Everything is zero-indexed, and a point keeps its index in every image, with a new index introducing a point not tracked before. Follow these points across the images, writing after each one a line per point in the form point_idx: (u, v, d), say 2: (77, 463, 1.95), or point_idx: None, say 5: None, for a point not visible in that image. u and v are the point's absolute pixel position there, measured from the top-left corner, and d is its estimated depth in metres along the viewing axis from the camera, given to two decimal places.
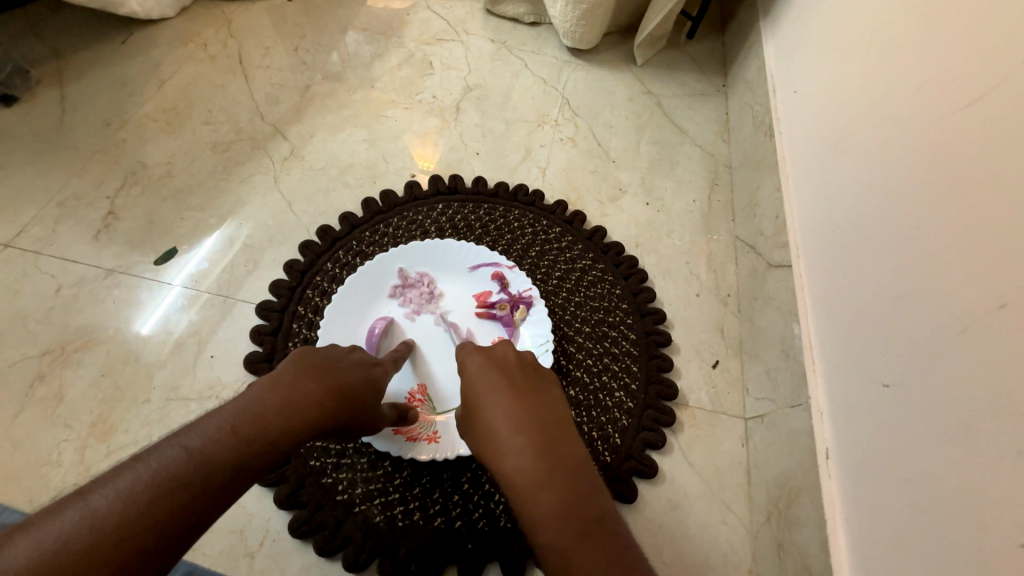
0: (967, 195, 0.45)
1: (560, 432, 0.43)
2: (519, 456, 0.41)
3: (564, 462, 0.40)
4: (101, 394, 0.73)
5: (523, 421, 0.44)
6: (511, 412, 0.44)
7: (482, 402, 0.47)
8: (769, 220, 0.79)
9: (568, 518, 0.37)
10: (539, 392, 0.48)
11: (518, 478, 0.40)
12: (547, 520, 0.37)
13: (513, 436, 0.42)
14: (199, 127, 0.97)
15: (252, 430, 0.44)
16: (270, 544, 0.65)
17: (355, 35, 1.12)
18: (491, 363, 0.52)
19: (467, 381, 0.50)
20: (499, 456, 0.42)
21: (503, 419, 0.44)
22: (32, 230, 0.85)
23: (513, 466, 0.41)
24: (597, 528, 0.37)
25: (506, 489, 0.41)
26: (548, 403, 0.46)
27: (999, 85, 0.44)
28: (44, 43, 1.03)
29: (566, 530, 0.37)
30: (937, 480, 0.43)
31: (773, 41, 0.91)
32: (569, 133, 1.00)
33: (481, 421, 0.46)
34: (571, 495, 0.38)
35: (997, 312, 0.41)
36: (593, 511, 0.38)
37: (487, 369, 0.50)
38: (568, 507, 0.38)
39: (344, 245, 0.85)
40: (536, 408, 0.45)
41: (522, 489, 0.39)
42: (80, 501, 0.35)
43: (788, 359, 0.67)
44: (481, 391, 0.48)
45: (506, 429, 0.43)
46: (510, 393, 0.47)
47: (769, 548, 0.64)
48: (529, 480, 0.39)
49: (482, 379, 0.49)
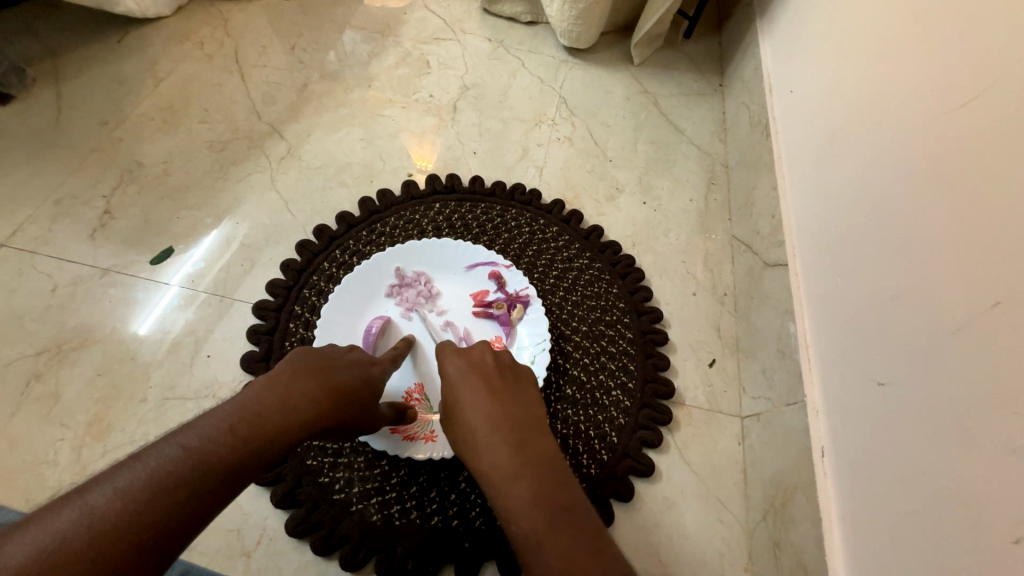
0: (964, 194, 0.45)
1: (533, 430, 0.47)
2: (495, 453, 0.44)
3: (536, 457, 0.44)
4: (98, 394, 0.73)
5: (499, 420, 0.47)
6: (488, 411, 0.48)
7: (462, 401, 0.50)
8: (765, 219, 0.80)
9: (539, 505, 0.40)
10: (515, 391, 0.51)
11: (495, 473, 0.43)
12: (521, 509, 0.41)
13: (490, 434, 0.46)
14: (196, 126, 0.97)
15: (250, 428, 0.44)
16: (267, 543, 0.65)
17: (352, 34, 1.12)
18: (472, 364, 0.54)
19: (448, 382, 0.53)
20: (477, 453, 0.46)
21: (481, 418, 0.48)
22: (29, 229, 0.84)
23: (490, 462, 0.44)
24: (567, 514, 0.40)
25: (485, 482, 0.44)
26: (523, 403, 0.50)
27: (995, 84, 0.44)
28: (40, 41, 1.03)
29: (537, 517, 0.40)
30: (933, 478, 0.43)
31: (770, 41, 0.91)
32: (566, 133, 1.00)
33: (461, 420, 0.49)
34: (543, 485, 0.42)
35: (992, 311, 0.41)
36: (564, 499, 0.41)
37: (468, 369, 0.53)
38: (540, 496, 0.41)
39: (342, 244, 0.85)
40: (512, 409, 0.49)
41: (498, 482, 0.43)
42: (78, 500, 0.35)
43: (785, 358, 0.68)
44: (461, 391, 0.51)
45: (485, 427, 0.47)
46: (488, 392, 0.50)
47: (765, 546, 0.64)
48: (504, 474, 0.43)
49: (462, 380, 0.52)
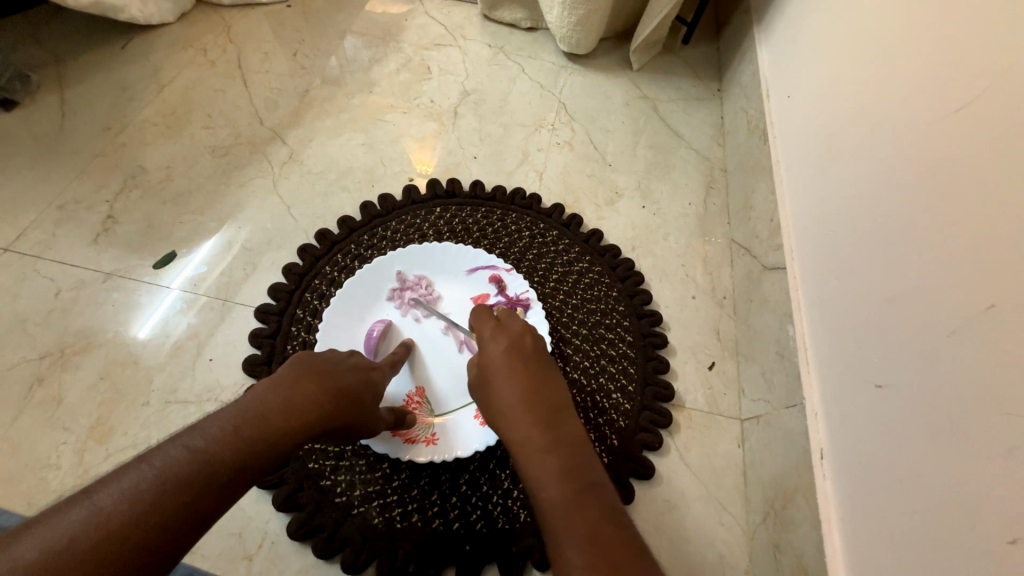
0: (959, 199, 0.45)
1: (565, 415, 0.47)
2: (529, 429, 0.45)
3: (568, 438, 0.44)
4: (101, 397, 0.74)
5: (534, 399, 0.48)
6: (523, 389, 0.49)
7: (496, 377, 0.51)
8: (763, 223, 0.80)
9: (569, 480, 0.41)
10: (547, 376, 0.51)
11: (528, 444, 0.44)
12: (549, 480, 0.41)
13: (526, 412, 0.46)
14: (198, 131, 0.97)
15: (254, 430, 0.45)
16: (269, 546, 0.65)
17: (354, 40, 1.13)
18: (511, 346, 0.54)
19: (486, 358, 0.53)
20: (513, 428, 0.46)
21: (516, 394, 0.48)
22: (33, 234, 0.85)
23: (524, 436, 0.45)
24: (593, 492, 0.40)
25: (516, 455, 0.45)
26: (555, 388, 0.50)
27: (988, 91, 0.45)
28: (44, 48, 1.03)
29: (566, 490, 0.40)
30: (931, 479, 0.43)
31: (767, 47, 0.92)
32: (566, 138, 1.01)
33: (495, 396, 0.50)
34: (573, 463, 0.42)
35: (986, 313, 0.41)
36: (591, 478, 0.41)
37: (507, 350, 0.53)
38: (568, 472, 0.41)
39: (343, 248, 0.85)
40: (546, 391, 0.49)
41: (529, 454, 0.44)
42: (86, 501, 0.36)
43: (783, 360, 0.68)
44: (498, 368, 0.51)
45: (519, 406, 0.47)
46: (523, 371, 0.50)
47: (766, 548, 0.64)
48: (536, 449, 0.43)
49: (502, 357, 0.52)
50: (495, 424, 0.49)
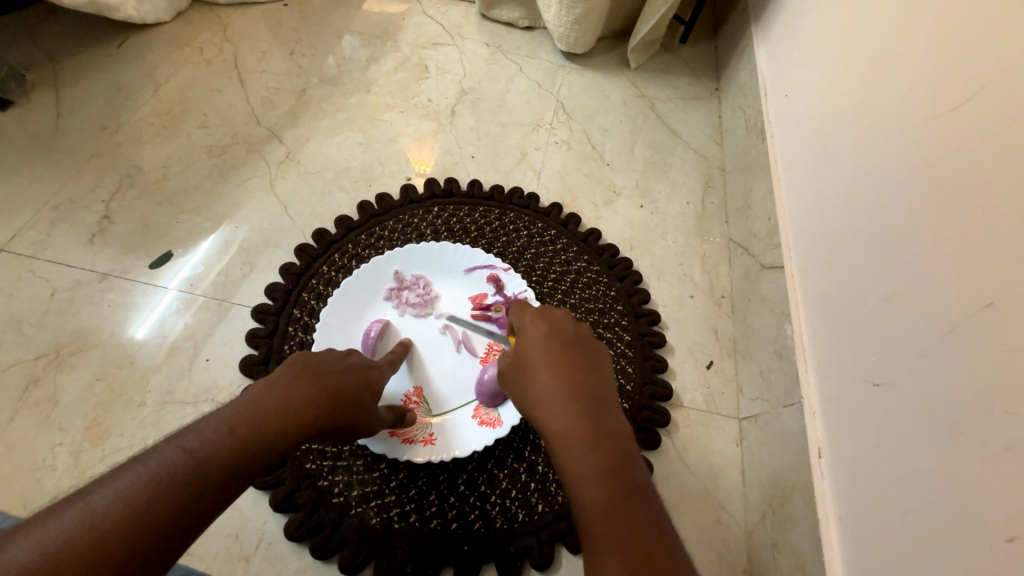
0: (956, 197, 0.45)
1: (608, 408, 0.45)
2: (571, 424, 0.43)
3: (611, 434, 0.43)
4: (96, 398, 0.73)
5: (577, 393, 0.45)
6: (565, 381, 0.46)
7: (535, 366, 0.48)
8: (761, 221, 0.80)
9: (612, 483, 0.40)
10: (589, 364, 0.49)
11: (569, 437, 0.42)
12: (588, 482, 0.40)
13: (567, 405, 0.44)
14: (195, 131, 0.97)
15: (250, 430, 0.45)
16: (266, 547, 0.65)
17: (351, 39, 1.13)
18: (550, 333, 0.51)
19: (524, 345, 0.50)
20: (551, 420, 0.44)
21: (557, 385, 0.46)
22: (28, 234, 0.85)
23: (563, 430, 0.43)
24: (636, 495, 0.39)
25: (553, 449, 0.43)
26: (599, 378, 0.48)
27: (985, 90, 0.45)
28: (39, 48, 1.03)
29: (607, 492, 0.39)
30: (931, 476, 0.43)
31: (765, 45, 0.92)
32: (564, 137, 1.01)
33: (534, 385, 0.47)
34: (615, 464, 0.41)
35: (985, 311, 0.41)
36: (633, 478, 0.40)
37: (547, 338, 0.50)
38: (610, 473, 0.40)
39: (340, 248, 0.85)
40: (589, 382, 0.46)
41: (569, 451, 0.42)
42: (79, 502, 0.35)
43: (782, 359, 0.68)
44: (537, 357, 0.49)
45: (560, 399, 0.45)
46: (565, 362, 0.48)
47: (764, 547, 0.64)
48: (578, 447, 0.42)
49: (543, 345, 0.50)
50: (531, 414, 0.47)
